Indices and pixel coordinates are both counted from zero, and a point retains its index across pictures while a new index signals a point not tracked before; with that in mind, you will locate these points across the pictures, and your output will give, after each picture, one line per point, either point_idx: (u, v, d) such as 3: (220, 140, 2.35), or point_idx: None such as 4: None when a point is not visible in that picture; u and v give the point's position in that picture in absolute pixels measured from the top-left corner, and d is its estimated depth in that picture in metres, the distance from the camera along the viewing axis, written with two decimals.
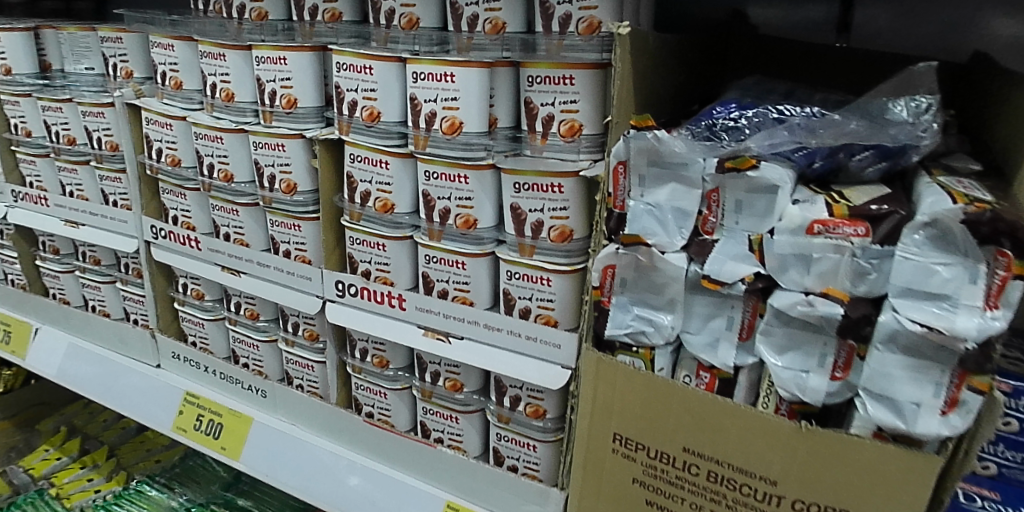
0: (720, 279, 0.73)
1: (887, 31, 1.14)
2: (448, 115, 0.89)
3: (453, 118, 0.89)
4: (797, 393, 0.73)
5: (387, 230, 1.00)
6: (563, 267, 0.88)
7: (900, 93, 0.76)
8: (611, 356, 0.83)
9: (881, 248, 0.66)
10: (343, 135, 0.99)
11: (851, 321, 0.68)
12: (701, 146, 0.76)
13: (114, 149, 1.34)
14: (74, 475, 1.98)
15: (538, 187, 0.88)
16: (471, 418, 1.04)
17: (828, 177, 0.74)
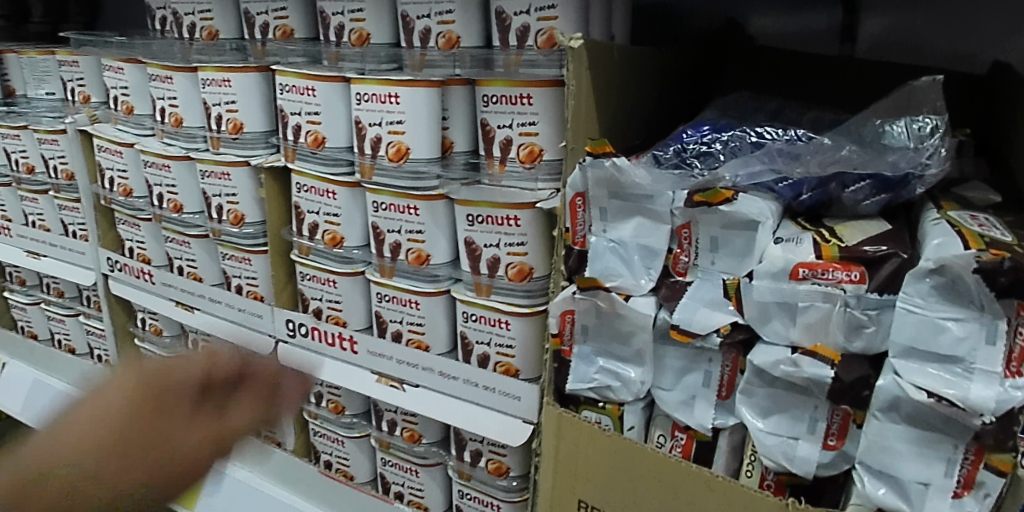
0: (691, 331, 0.62)
1: (900, 41, 1.00)
2: (394, 139, 0.81)
3: (399, 143, 0.80)
4: (785, 463, 0.62)
5: (337, 266, 0.92)
6: (522, 309, 0.79)
7: (897, 114, 0.66)
8: (573, 412, 0.73)
9: (879, 298, 0.55)
10: (289, 162, 0.92)
11: (843, 386, 0.57)
12: (669, 175, 0.66)
13: (70, 178, 1.27)
14: None
15: (492, 220, 0.79)
16: (432, 471, 0.94)
17: (818, 210, 0.63)
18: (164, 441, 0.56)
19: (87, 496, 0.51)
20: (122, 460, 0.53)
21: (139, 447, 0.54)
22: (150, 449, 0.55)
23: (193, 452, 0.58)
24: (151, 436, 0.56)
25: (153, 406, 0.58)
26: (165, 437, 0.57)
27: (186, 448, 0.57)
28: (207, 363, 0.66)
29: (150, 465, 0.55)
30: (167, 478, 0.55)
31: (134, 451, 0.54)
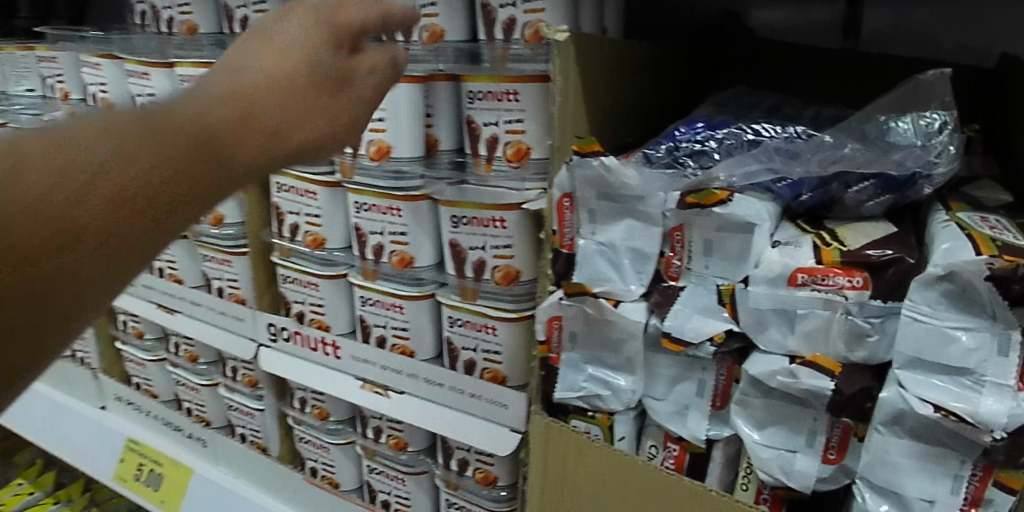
0: (683, 340, 0.59)
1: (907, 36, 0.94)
2: (375, 138, 0.78)
3: (380, 142, 0.78)
4: (782, 478, 0.58)
5: (319, 268, 0.89)
6: (508, 314, 0.76)
7: (903, 110, 0.63)
8: (561, 422, 0.70)
9: (883, 305, 0.53)
10: None
11: (843, 399, 0.54)
12: (660, 176, 0.63)
13: None
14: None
15: (477, 222, 0.76)
16: (419, 480, 0.91)
17: (819, 211, 0.61)
18: (222, 158, 0.40)
19: (242, 104, 0.43)
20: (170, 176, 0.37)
21: (249, 128, 0.43)
22: (252, 124, 0.43)
23: (252, 171, 0.43)
24: (303, 101, 0.47)
25: (245, 116, 0.43)
26: (215, 187, 0.40)
27: (253, 160, 0.43)
28: (349, 34, 0.51)
29: (248, 155, 0.43)
30: (98, 263, 0.35)
31: (239, 129, 0.42)
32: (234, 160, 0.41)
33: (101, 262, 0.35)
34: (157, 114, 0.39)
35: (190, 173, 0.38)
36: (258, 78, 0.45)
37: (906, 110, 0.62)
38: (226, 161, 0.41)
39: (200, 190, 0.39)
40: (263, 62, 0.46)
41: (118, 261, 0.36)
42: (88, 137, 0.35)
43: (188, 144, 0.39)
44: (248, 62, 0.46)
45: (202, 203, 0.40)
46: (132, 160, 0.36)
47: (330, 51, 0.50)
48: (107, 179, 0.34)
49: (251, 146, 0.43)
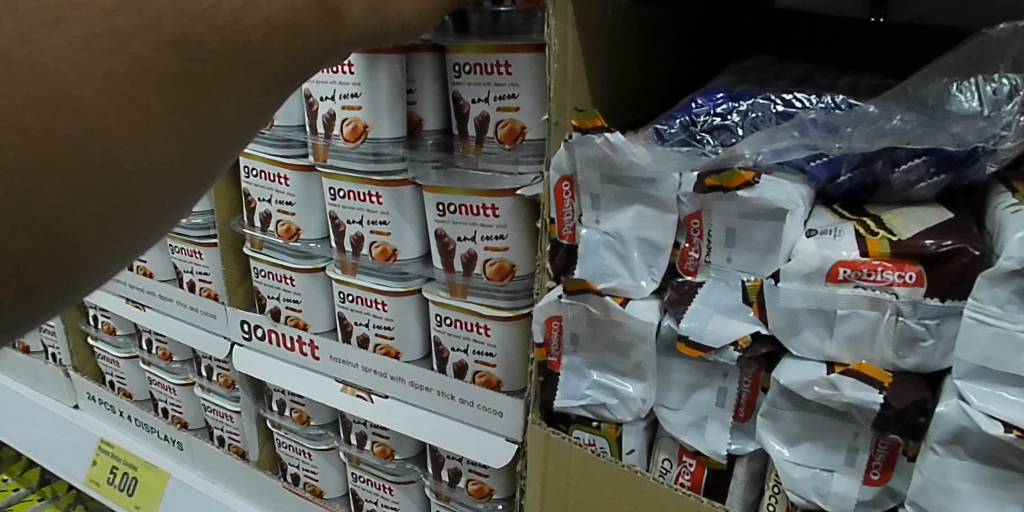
0: (702, 345, 0.52)
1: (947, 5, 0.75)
2: (350, 116, 0.69)
3: (355, 121, 0.69)
4: (816, 500, 0.51)
5: (293, 261, 0.81)
6: (503, 313, 0.68)
7: (971, 71, 0.54)
8: (562, 433, 0.62)
9: (940, 304, 0.45)
10: None
11: (892, 414, 0.47)
12: (675, 154, 0.55)
13: None
14: (30, 508, 1.63)
15: (465, 209, 0.67)
16: (408, 489, 0.84)
17: (860, 195, 0.53)
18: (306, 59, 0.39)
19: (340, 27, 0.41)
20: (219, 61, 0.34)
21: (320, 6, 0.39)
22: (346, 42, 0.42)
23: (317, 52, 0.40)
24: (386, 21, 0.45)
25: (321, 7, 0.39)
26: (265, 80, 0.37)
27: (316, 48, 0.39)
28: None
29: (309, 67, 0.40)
30: (146, 165, 0.32)
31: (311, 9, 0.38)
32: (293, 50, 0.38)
33: (150, 157, 0.32)
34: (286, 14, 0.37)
35: (239, 67, 0.35)
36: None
37: (973, 70, 0.54)
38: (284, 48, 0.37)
39: (245, 78, 0.36)
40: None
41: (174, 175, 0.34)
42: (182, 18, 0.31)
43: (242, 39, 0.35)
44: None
45: (247, 98, 0.36)
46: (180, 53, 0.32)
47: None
48: (150, 67, 0.31)
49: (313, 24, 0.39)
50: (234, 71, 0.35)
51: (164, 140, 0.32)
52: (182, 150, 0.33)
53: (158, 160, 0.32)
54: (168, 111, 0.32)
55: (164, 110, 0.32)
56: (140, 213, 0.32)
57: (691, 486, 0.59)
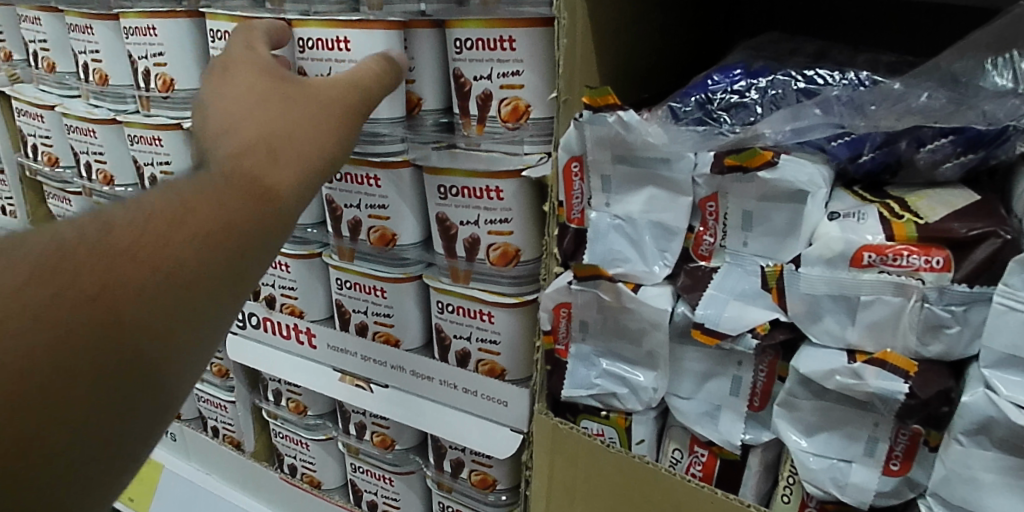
0: (719, 332, 0.50)
1: None
2: None
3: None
4: (833, 492, 0.49)
5: (287, 246, 0.79)
6: (508, 300, 0.66)
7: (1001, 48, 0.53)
8: (570, 423, 0.60)
9: (969, 291, 0.43)
10: None
11: (916, 404, 0.45)
12: (690, 133, 0.53)
13: (14, 146, 1.16)
14: None
15: (468, 191, 0.65)
16: (409, 479, 0.82)
17: (881, 176, 0.51)
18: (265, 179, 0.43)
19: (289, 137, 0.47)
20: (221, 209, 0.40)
21: (282, 106, 0.49)
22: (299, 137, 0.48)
23: (317, 154, 0.48)
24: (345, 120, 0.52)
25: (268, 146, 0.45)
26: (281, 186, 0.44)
27: (308, 152, 0.47)
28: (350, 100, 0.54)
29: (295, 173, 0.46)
30: (167, 350, 0.36)
31: (278, 112, 0.48)
32: (293, 154, 0.46)
33: (175, 340, 0.36)
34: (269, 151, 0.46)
35: (242, 208, 0.41)
36: (256, 84, 0.51)
37: (1006, 47, 0.53)
38: (278, 161, 0.45)
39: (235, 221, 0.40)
40: (226, 89, 0.51)
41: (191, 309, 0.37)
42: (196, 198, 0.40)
43: (215, 187, 0.41)
44: (215, 91, 0.51)
45: (269, 228, 0.42)
46: (159, 242, 0.36)
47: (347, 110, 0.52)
48: (153, 267, 0.35)
49: (291, 127, 0.48)
50: (236, 219, 0.40)
51: (165, 340, 0.36)
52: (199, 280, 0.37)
53: (167, 300, 0.36)
54: (159, 314, 0.35)
55: (172, 290, 0.36)
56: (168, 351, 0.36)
57: (702, 477, 0.57)
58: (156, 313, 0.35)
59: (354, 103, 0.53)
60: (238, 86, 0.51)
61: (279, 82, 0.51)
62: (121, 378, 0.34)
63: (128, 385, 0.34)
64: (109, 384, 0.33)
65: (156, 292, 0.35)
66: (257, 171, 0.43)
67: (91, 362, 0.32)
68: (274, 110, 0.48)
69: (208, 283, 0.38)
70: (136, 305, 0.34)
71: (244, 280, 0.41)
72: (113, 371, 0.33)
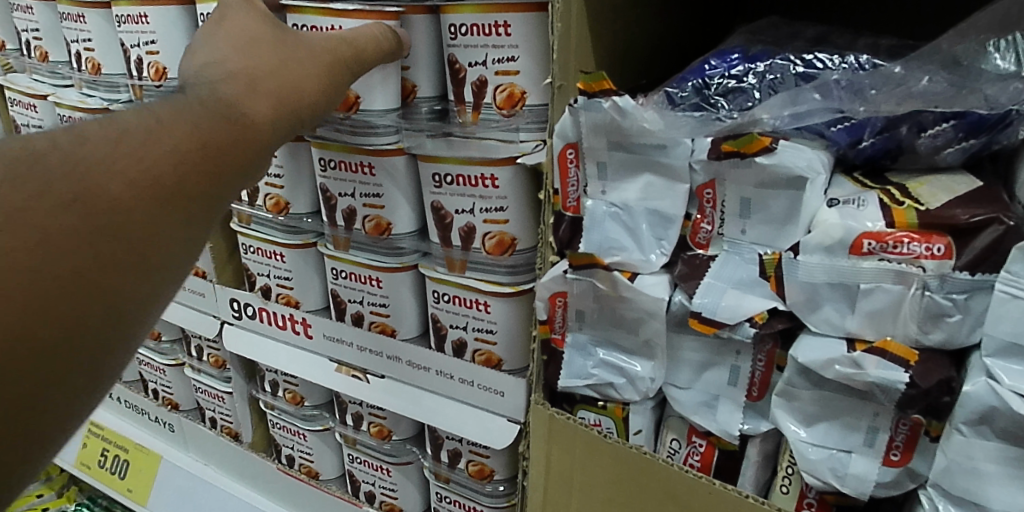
0: (716, 321, 0.49)
1: None
2: None
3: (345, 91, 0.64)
4: (832, 483, 0.49)
5: (282, 237, 0.78)
6: (504, 289, 0.66)
7: (1003, 32, 0.52)
8: (567, 414, 0.59)
9: (970, 278, 0.42)
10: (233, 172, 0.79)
11: (917, 393, 0.44)
12: (686, 118, 0.52)
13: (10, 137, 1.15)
14: None
15: (462, 180, 0.64)
16: (406, 470, 0.82)
17: (882, 161, 0.50)
18: (238, 110, 0.45)
19: (272, 74, 0.49)
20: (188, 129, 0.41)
21: (270, 48, 0.51)
22: (280, 76, 0.50)
23: (295, 95, 0.50)
24: (329, 67, 0.54)
25: (248, 79, 0.47)
26: (252, 117, 0.45)
27: (287, 93, 0.49)
28: (337, 44, 0.55)
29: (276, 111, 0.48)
30: (149, 258, 0.37)
31: (264, 51, 0.50)
32: (275, 88, 0.49)
33: (157, 250, 0.38)
34: (252, 80, 0.48)
35: (219, 129, 0.42)
36: (247, 26, 0.54)
37: (1006, 31, 0.52)
38: (258, 91, 0.47)
39: (201, 141, 0.41)
40: (218, 31, 0.53)
41: (159, 216, 0.38)
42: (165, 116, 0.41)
43: (193, 110, 0.42)
44: (210, 32, 0.54)
45: (244, 151, 0.44)
46: (136, 155, 0.37)
47: (333, 56, 0.55)
48: (129, 178, 0.37)
49: (273, 66, 0.50)
50: (214, 139, 0.42)
51: (135, 243, 0.36)
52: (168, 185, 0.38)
53: (136, 202, 0.37)
54: (128, 217, 0.36)
55: (150, 200, 0.37)
56: (138, 255, 0.37)
57: (700, 467, 0.57)
58: (137, 219, 0.36)
59: (341, 53, 0.55)
60: (228, 29, 0.53)
61: (271, 28, 0.54)
62: (101, 271, 0.35)
63: (99, 281, 0.35)
64: (95, 287, 0.34)
65: (125, 196, 0.36)
66: (229, 101, 0.45)
67: (75, 262, 0.34)
68: (262, 50, 0.50)
69: (185, 198, 0.39)
70: (116, 211, 0.36)
71: (213, 200, 0.41)
72: (98, 274, 0.34)
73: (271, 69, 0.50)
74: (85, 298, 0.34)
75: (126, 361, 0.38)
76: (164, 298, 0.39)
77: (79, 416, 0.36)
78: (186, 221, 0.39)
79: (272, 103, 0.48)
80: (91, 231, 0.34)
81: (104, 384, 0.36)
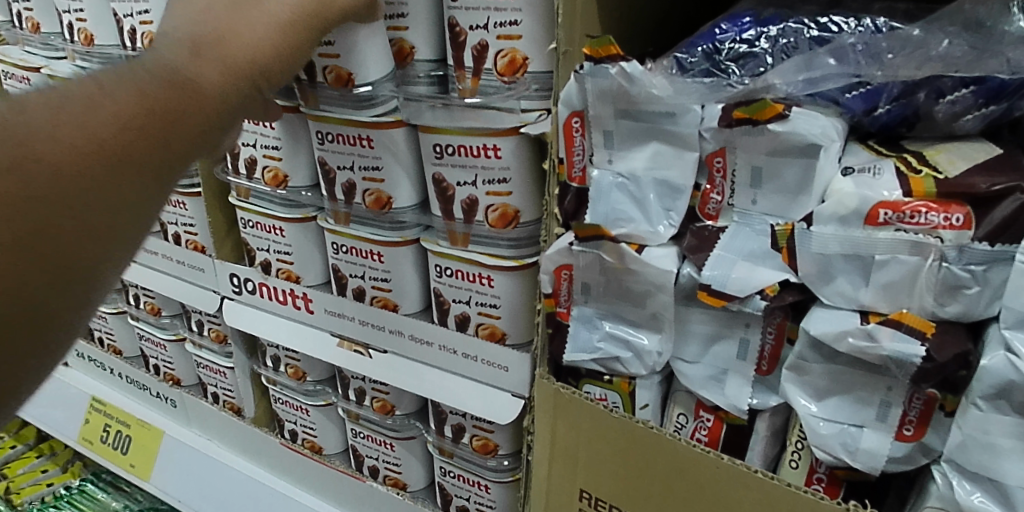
0: (726, 294, 0.48)
1: None
2: (330, 64, 0.62)
3: (337, 69, 0.62)
4: (843, 457, 0.48)
5: (282, 211, 0.77)
6: (507, 263, 0.64)
7: None
8: (573, 388, 0.58)
9: (989, 249, 0.41)
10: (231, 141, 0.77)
11: (932, 367, 0.43)
12: (696, 84, 0.50)
13: None
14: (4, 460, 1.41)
15: (465, 150, 0.63)
16: (410, 445, 0.82)
17: (897, 130, 0.49)
18: (191, 73, 0.40)
19: (225, 36, 0.44)
20: (139, 93, 0.37)
21: (228, 6, 0.45)
22: (236, 39, 0.44)
23: (254, 61, 0.44)
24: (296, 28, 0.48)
25: (200, 43, 0.42)
26: (207, 82, 0.41)
27: (244, 59, 0.44)
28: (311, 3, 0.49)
29: (232, 76, 0.42)
30: (96, 231, 0.35)
31: (220, 11, 0.44)
32: (231, 52, 0.43)
33: (105, 222, 0.35)
34: (204, 43, 0.42)
35: (170, 96, 0.38)
36: None
37: None
38: (207, 58, 0.42)
39: (154, 106, 0.37)
40: None
41: (107, 188, 0.35)
42: (115, 77, 0.37)
43: (139, 72, 0.38)
44: None
45: (199, 121, 0.40)
46: (78, 121, 0.34)
47: (304, 16, 0.49)
48: (71, 147, 0.33)
49: (229, 28, 0.44)
50: (165, 106, 0.38)
51: (80, 217, 0.34)
52: (116, 156, 0.35)
53: (81, 172, 0.34)
54: (73, 188, 0.33)
55: (95, 171, 0.34)
56: (85, 229, 0.34)
57: (707, 442, 0.56)
58: (80, 191, 0.34)
59: (315, 8, 0.50)
60: None
61: None
62: (42, 245, 0.32)
63: (40, 255, 0.32)
64: (33, 264, 0.32)
65: (67, 165, 0.33)
66: (179, 65, 0.40)
67: (10, 238, 0.31)
68: (219, 8, 0.45)
69: (134, 167, 0.36)
70: (57, 180, 0.33)
71: (168, 170, 0.38)
72: (35, 251, 0.32)
73: (225, 30, 0.44)
74: (20, 273, 0.32)
75: (80, 329, 0.36)
76: (118, 268, 0.37)
77: (30, 380, 0.35)
78: (139, 191, 0.36)
79: (226, 69, 0.42)
80: (30, 205, 0.32)
81: (55, 351, 0.35)
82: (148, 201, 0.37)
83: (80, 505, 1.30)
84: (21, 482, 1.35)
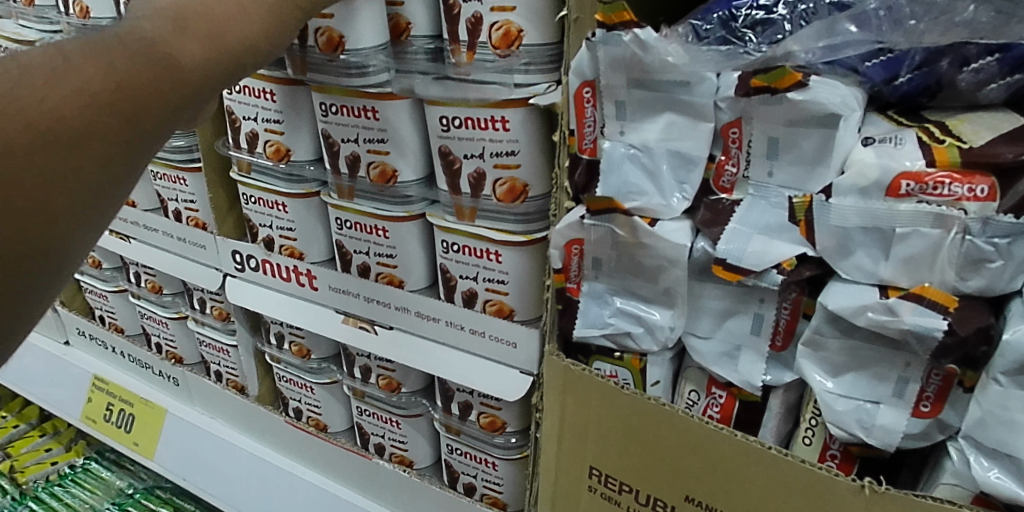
0: (742, 268, 0.47)
1: None
2: (323, 26, 0.61)
3: (329, 31, 0.61)
4: (859, 434, 0.47)
5: (284, 186, 0.76)
6: (516, 238, 0.63)
7: None
8: (583, 365, 0.57)
9: (1015, 222, 0.40)
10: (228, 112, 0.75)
11: (953, 342, 0.42)
12: (711, 52, 0.48)
13: None
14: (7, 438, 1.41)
15: (472, 122, 0.61)
16: (416, 422, 0.82)
17: (918, 99, 0.48)
18: (167, 49, 0.38)
19: (207, 12, 0.42)
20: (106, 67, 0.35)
21: None
22: (217, 15, 0.43)
23: (235, 40, 0.43)
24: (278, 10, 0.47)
25: (179, 17, 0.40)
26: (183, 58, 0.39)
27: (224, 36, 0.42)
28: None
29: (211, 55, 0.41)
30: (57, 209, 0.33)
31: None
32: (212, 28, 0.42)
33: (66, 200, 0.33)
34: (183, 18, 0.40)
35: (141, 69, 0.37)
36: None
37: None
38: (189, 31, 0.40)
39: (122, 82, 0.35)
40: None
41: (69, 165, 0.33)
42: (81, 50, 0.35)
43: (110, 45, 0.36)
44: None
45: (171, 96, 0.38)
46: (38, 96, 0.32)
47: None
48: (28, 118, 0.32)
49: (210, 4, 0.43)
50: (133, 82, 0.36)
51: (39, 194, 0.32)
52: (79, 133, 0.33)
53: (40, 148, 0.32)
54: (31, 164, 0.32)
55: (56, 147, 0.32)
56: (44, 207, 0.32)
57: (719, 419, 0.55)
58: (38, 168, 0.32)
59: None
60: None
61: None
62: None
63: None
64: None
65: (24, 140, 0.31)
66: (154, 39, 0.38)
67: None
68: None
69: (98, 144, 0.34)
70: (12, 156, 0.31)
71: (137, 147, 0.36)
72: None
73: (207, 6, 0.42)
74: None
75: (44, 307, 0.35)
76: (85, 246, 0.36)
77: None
78: (104, 168, 0.35)
79: (205, 45, 0.41)
80: None
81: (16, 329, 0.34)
82: (115, 179, 0.36)
83: (85, 483, 1.31)
84: (26, 460, 1.35)
